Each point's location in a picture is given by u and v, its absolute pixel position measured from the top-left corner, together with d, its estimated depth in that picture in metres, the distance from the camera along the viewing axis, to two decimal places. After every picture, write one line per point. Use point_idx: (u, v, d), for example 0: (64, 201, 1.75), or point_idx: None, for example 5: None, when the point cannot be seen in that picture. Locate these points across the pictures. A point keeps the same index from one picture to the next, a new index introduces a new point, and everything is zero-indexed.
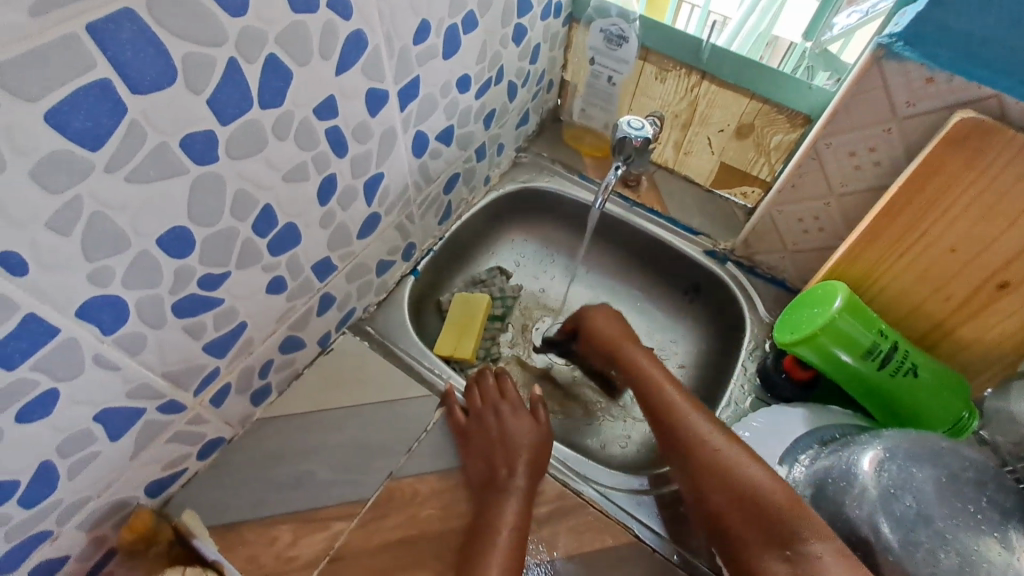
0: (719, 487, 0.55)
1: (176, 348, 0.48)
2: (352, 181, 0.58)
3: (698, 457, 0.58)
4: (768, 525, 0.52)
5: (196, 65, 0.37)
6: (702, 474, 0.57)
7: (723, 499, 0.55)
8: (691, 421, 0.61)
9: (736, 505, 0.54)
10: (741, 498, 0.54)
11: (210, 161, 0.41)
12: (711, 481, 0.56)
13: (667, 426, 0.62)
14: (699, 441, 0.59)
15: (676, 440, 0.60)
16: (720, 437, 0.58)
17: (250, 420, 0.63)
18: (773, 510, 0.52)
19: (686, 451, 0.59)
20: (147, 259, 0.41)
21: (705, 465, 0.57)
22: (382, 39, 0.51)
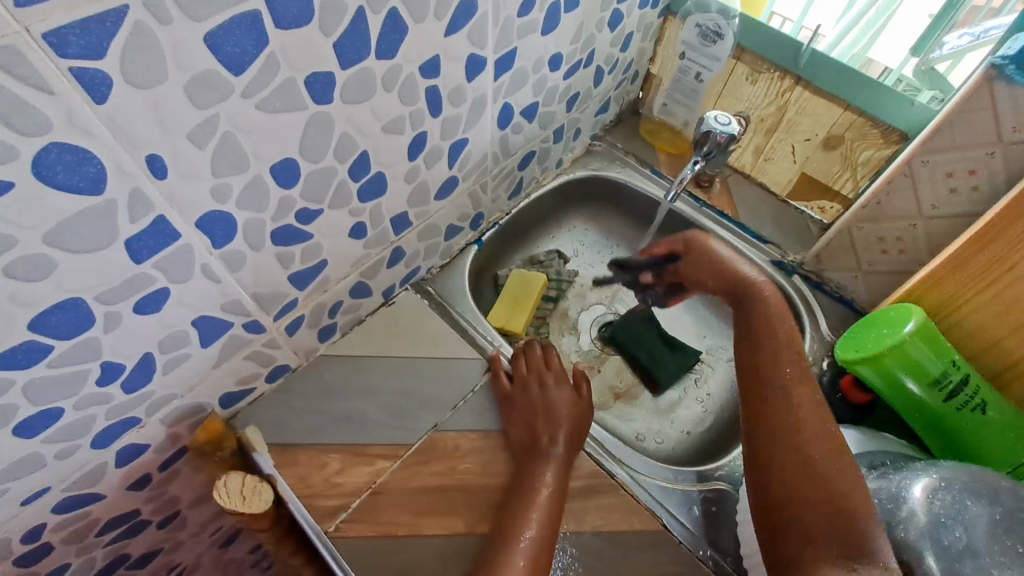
0: (804, 477, 0.53)
1: (267, 272, 0.52)
2: (440, 142, 0.61)
3: (794, 442, 0.56)
4: (845, 535, 0.49)
5: (331, 9, 0.40)
6: (790, 462, 0.54)
7: (809, 490, 0.52)
8: (797, 411, 0.58)
9: (818, 504, 0.51)
10: (823, 497, 0.52)
11: (326, 101, 0.45)
12: (797, 467, 0.54)
13: (773, 408, 0.59)
14: (801, 433, 0.56)
15: (775, 423, 0.57)
16: (824, 436, 0.56)
17: (314, 354, 0.67)
18: (855, 524, 0.50)
19: (779, 434, 0.56)
20: (259, 184, 0.45)
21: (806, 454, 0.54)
22: (491, 8, 0.54)
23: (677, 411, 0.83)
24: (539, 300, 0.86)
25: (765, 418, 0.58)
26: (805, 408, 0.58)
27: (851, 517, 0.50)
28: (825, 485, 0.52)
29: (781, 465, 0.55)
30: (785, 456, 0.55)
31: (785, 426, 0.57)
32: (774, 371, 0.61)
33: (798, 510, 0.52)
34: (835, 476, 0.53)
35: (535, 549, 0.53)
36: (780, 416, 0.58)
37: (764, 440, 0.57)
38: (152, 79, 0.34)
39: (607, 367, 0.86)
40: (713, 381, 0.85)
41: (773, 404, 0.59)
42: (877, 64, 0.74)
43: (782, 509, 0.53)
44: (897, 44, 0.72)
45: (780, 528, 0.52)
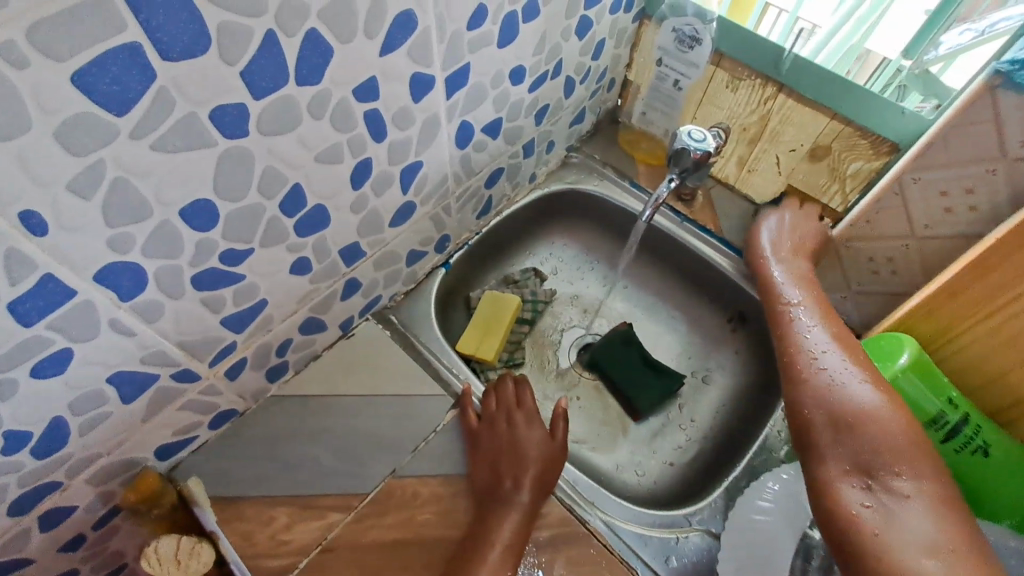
0: (837, 393, 0.52)
1: (195, 319, 0.48)
2: (388, 167, 0.56)
3: (805, 365, 0.56)
4: (884, 455, 0.49)
5: (232, 35, 0.35)
6: (819, 381, 0.54)
7: (819, 409, 0.53)
8: (802, 323, 0.60)
9: (847, 424, 0.51)
10: (834, 410, 0.52)
11: (240, 135, 0.40)
12: (811, 388, 0.54)
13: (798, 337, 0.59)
14: (808, 346, 0.57)
15: (799, 344, 0.58)
16: (843, 352, 0.55)
17: (263, 396, 0.63)
18: (892, 445, 0.49)
19: (791, 353, 0.58)
20: (169, 230, 0.40)
21: (814, 374, 0.55)
22: (434, 22, 0.49)
23: (658, 440, 0.78)
24: (512, 324, 0.81)
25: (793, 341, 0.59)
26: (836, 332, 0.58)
27: (890, 434, 0.49)
28: (850, 400, 0.52)
29: (809, 385, 0.54)
30: (813, 375, 0.55)
31: (802, 351, 0.57)
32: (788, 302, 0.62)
33: (829, 430, 0.51)
34: (867, 390, 0.52)
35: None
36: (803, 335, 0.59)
37: (794, 360, 0.57)
38: (10, 127, 0.30)
39: (586, 393, 0.82)
40: (699, 408, 0.80)
41: (799, 330, 0.59)
42: (875, 56, 0.69)
43: (814, 424, 0.52)
44: (895, 35, 0.67)
45: (812, 447, 0.52)
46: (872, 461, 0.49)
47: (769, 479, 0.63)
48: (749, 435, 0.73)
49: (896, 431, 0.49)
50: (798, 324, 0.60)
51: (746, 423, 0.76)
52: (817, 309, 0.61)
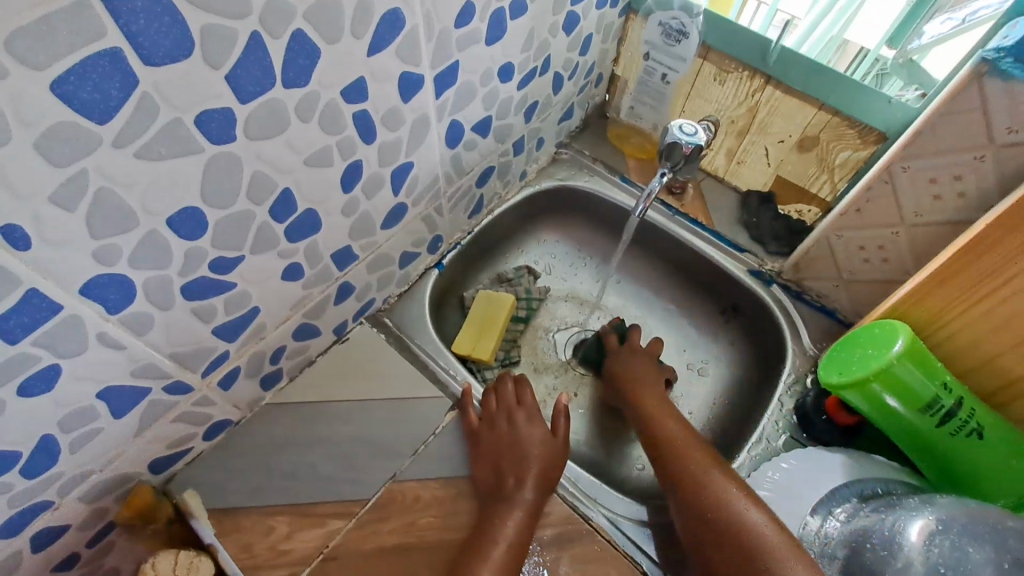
0: (701, 510, 0.55)
1: (185, 330, 0.47)
2: (378, 169, 0.55)
3: (681, 486, 0.58)
4: (758, 556, 0.50)
5: (216, 38, 0.34)
6: (690, 493, 0.56)
7: (705, 531, 0.54)
8: (675, 434, 0.63)
9: (718, 529, 0.53)
10: (716, 533, 0.53)
11: (227, 140, 0.39)
12: (695, 511, 0.55)
13: (666, 449, 0.62)
14: (688, 461, 0.59)
15: (667, 460, 0.61)
16: (713, 463, 0.58)
17: (258, 404, 0.62)
18: (760, 540, 0.51)
19: (669, 473, 0.60)
20: (157, 239, 0.40)
21: (691, 494, 0.56)
22: (421, 21, 0.48)
23: None
24: (507, 322, 0.81)
25: (661, 462, 0.61)
26: (688, 438, 0.62)
27: (755, 530, 0.52)
28: (730, 516, 0.53)
29: (680, 504, 0.57)
30: (684, 486, 0.57)
31: (676, 458, 0.60)
32: (654, 423, 0.65)
33: (712, 542, 0.53)
34: (724, 492, 0.55)
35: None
36: (666, 449, 0.62)
37: (668, 487, 0.59)
38: None
39: (584, 389, 0.82)
40: (695, 400, 0.80)
41: (663, 450, 0.62)
42: (852, 46, 0.69)
43: (705, 547, 0.54)
44: (873, 25, 0.67)
45: (713, 572, 0.53)
46: (754, 566, 0.50)
47: (769, 470, 0.61)
48: (747, 425, 0.74)
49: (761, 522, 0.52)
50: (665, 435, 0.63)
51: (743, 413, 0.76)
52: (669, 418, 0.65)
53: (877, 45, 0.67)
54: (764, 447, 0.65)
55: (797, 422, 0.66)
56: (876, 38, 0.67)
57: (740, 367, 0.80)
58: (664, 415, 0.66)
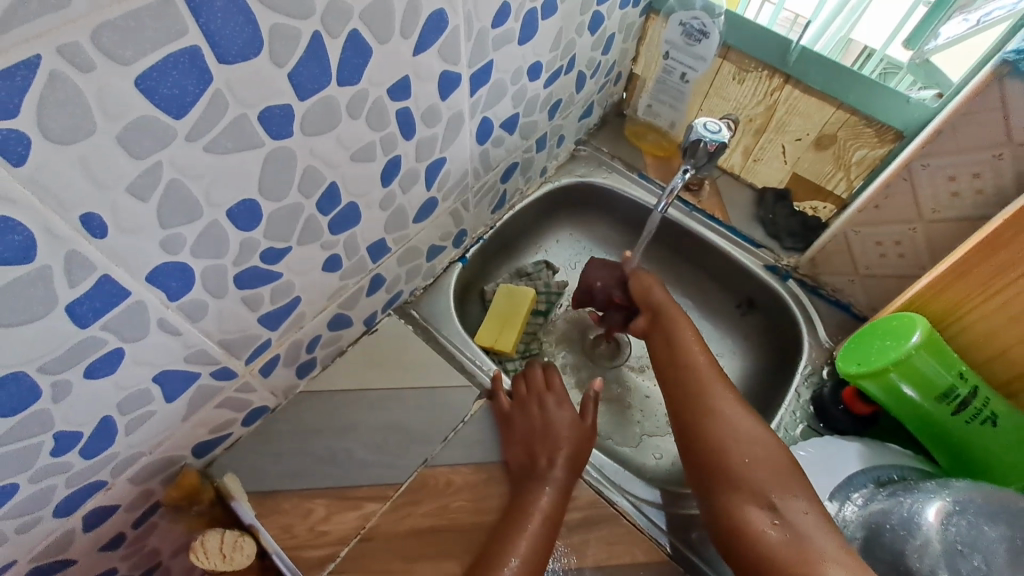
0: (721, 434, 0.58)
1: (232, 317, 0.49)
2: (415, 164, 0.57)
3: (703, 400, 0.60)
4: (767, 480, 0.54)
5: (283, 38, 0.36)
6: (707, 419, 0.59)
7: (729, 443, 0.57)
8: (696, 352, 0.65)
9: (737, 448, 0.56)
10: (741, 446, 0.56)
11: (285, 135, 0.41)
12: (721, 424, 0.58)
13: (688, 376, 0.63)
14: (709, 381, 0.62)
15: (692, 382, 0.62)
16: (727, 389, 0.61)
17: (293, 392, 0.64)
18: (769, 467, 0.55)
19: (693, 386, 0.62)
20: (217, 229, 0.42)
21: (713, 408, 0.59)
22: (462, 21, 0.50)
23: None
24: (528, 315, 0.83)
25: (682, 390, 0.62)
26: (708, 370, 0.63)
27: (766, 454, 0.56)
28: (749, 435, 0.57)
29: (694, 426, 0.59)
30: (701, 416, 0.59)
31: (698, 386, 0.62)
32: (683, 346, 0.65)
33: (722, 460, 0.56)
34: (738, 421, 0.58)
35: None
36: (688, 374, 0.63)
37: (687, 410, 0.61)
38: (76, 132, 0.30)
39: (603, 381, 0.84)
40: None
41: (689, 374, 0.63)
42: (857, 45, 0.72)
43: (711, 462, 0.57)
44: (880, 23, 0.70)
45: (714, 482, 0.56)
46: (760, 488, 0.54)
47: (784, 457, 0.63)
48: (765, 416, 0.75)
49: (772, 447, 0.56)
50: (686, 360, 0.64)
51: (760, 405, 0.78)
52: (696, 345, 0.66)
53: (881, 46, 0.70)
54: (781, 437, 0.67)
55: (814, 411, 0.68)
56: (880, 39, 0.70)
57: (756, 360, 0.82)
58: (689, 339, 0.66)
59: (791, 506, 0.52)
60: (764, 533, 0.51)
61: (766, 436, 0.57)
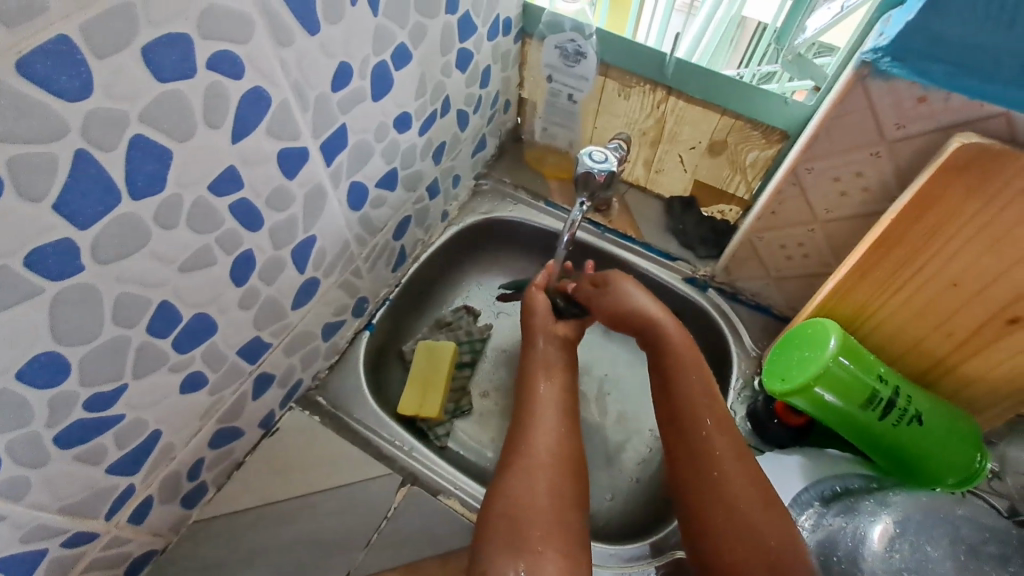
0: (727, 519, 0.48)
1: (68, 480, 0.41)
2: (275, 252, 0.50)
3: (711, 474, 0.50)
4: None
5: (30, 168, 0.30)
6: (713, 498, 0.49)
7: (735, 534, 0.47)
8: (705, 405, 0.54)
9: (745, 539, 0.46)
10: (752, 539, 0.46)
11: (74, 272, 0.34)
12: (727, 511, 0.48)
13: (693, 440, 0.52)
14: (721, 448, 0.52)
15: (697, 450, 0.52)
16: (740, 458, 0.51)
17: (185, 524, 0.57)
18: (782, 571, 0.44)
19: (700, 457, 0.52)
20: (9, 400, 0.34)
21: (721, 484, 0.50)
22: (291, 93, 0.43)
23: (621, 459, 0.74)
24: (451, 373, 0.76)
25: (688, 457, 0.52)
26: (720, 433, 0.53)
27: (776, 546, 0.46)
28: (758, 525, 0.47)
29: (701, 503, 0.50)
30: (705, 493, 0.50)
31: (702, 454, 0.51)
32: (688, 399, 0.54)
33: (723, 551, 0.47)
34: (748, 501, 0.48)
35: (559, 470, 0.51)
36: (690, 438, 0.53)
37: (693, 487, 0.51)
38: None
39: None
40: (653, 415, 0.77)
41: (694, 438, 0.53)
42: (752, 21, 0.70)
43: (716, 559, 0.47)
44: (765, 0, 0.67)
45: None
46: None
47: None
48: None
49: (774, 537, 0.46)
50: (688, 421, 0.54)
51: None
52: (705, 396, 0.55)
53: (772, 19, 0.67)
54: None
55: (752, 428, 0.66)
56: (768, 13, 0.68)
57: None
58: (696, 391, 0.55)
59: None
60: None
61: (779, 520, 0.47)
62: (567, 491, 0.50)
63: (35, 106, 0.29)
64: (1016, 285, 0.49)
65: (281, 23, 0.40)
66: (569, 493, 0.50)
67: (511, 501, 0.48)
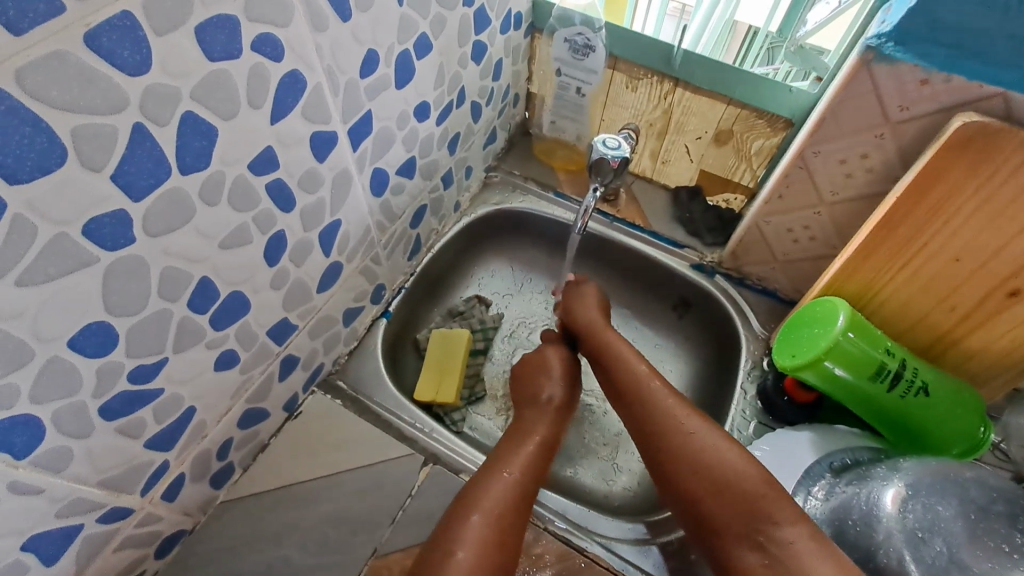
0: (695, 480, 0.50)
1: (110, 452, 0.42)
2: (304, 234, 0.52)
3: (664, 438, 0.53)
4: (741, 510, 0.47)
5: (92, 138, 0.31)
6: (677, 458, 0.51)
7: (699, 482, 0.50)
8: (646, 382, 0.58)
9: (705, 486, 0.49)
10: (712, 479, 0.49)
11: (125, 243, 0.35)
12: (687, 464, 0.51)
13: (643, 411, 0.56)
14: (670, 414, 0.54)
15: (650, 424, 0.55)
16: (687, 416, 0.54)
17: (213, 505, 0.58)
18: (742, 495, 0.47)
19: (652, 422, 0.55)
20: (60, 367, 0.35)
21: (668, 445, 0.52)
22: (324, 78, 0.45)
23: (633, 440, 0.76)
24: (466, 359, 0.77)
25: (640, 426, 0.56)
26: (666, 398, 0.56)
27: (756, 491, 0.47)
28: (711, 465, 0.50)
29: (677, 467, 0.51)
30: (671, 454, 0.52)
31: (662, 420, 0.54)
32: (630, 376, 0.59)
33: (703, 507, 0.49)
34: (712, 449, 0.50)
35: (508, 500, 0.51)
36: (648, 408, 0.56)
37: (651, 452, 0.54)
38: None
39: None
40: None
41: (639, 406, 0.56)
42: (742, 25, 0.73)
43: (693, 511, 0.50)
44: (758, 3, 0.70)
45: (706, 532, 0.49)
46: (745, 526, 0.46)
47: None
48: (716, 414, 0.73)
49: (733, 472, 0.49)
50: (639, 398, 0.57)
51: (709, 403, 0.76)
52: (652, 373, 0.59)
53: (763, 24, 0.71)
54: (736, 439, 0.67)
55: (763, 407, 0.68)
56: (761, 16, 0.71)
57: (700, 359, 0.81)
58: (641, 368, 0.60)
59: (777, 538, 0.44)
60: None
61: (741, 460, 0.49)
62: (508, 528, 0.49)
63: (99, 79, 0.30)
64: (1016, 258, 0.51)
65: (317, 8, 0.41)
66: (506, 523, 0.49)
67: (469, 512, 0.49)
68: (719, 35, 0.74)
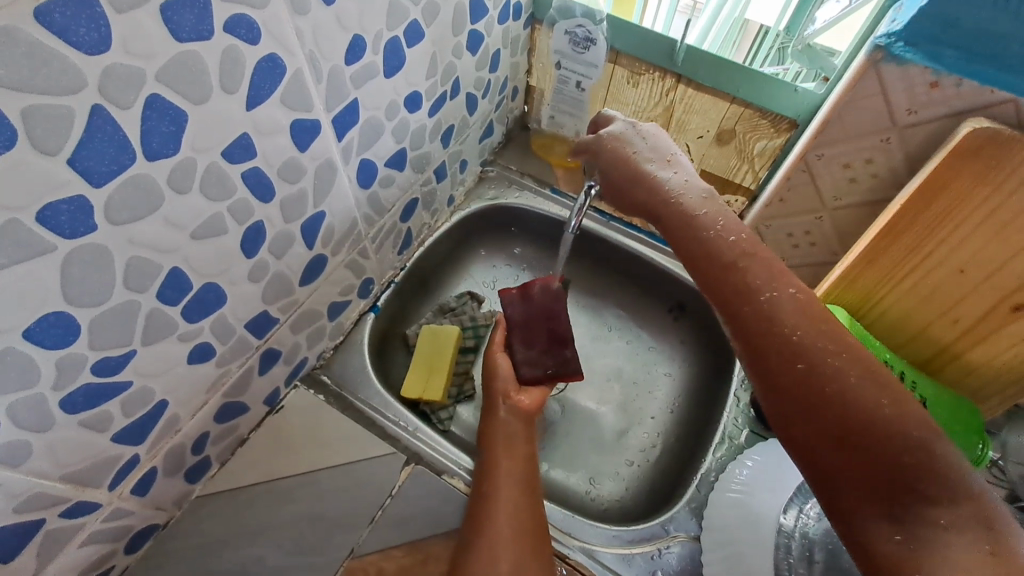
0: (818, 420, 0.41)
1: (74, 446, 0.41)
2: (284, 226, 0.50)
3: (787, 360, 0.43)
4: (880, 472, 0.38)
5: (47, 121, 0.29)
6: (804, 391, 0.42)
7: (816, 427, 0.41)
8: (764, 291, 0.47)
9: (830, 431, 0.40)
10: (849, 420, 0.39)
11: (85, 232, 0.34)
12: (811, 402, 0.41)
13: (756, 327, 0.46)
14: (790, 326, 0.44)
15: (769, 347, 0.44)
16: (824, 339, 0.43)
17: (188, 499, 0.57)
18: (885, 455, 0.38)
19: (768, 336, 0.45)
20: (15, 359, 0.34)
21: (786, 374, 0.43)
22: (305, 63, 0.43)
23: (624, 445, 0.74)
24: (455, 356, 0.75)
25: (754, 347, 0.46)
26: (789, 314, 0.45)
27: (904, 455, 0.37)
28: (848, 405, 0.40)
29: (802, 405, 0.42)
30: (797, 386, 0.42)
31: (783, 341, 0.44)
32: (740, 284, 0.48)
33: (824, 454, 0.40)
34: (853, 388, 0.40)
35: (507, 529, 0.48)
36: (765, 320, 0.45)
37: (766, 372, 0.44)
38: None
39: None
40: (654, 403, 0.78)
41: (749, 321, 0.46)
42: (753, 24, 0.70)
43: (811, 452, 0.41)
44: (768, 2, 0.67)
45: (827, 478, 0.40)
46: (885, 491, 0.37)
47: (739, 465, 0.63)
48: (705, 421, 0.72)
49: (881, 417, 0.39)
50: (754, 318, 0.46)
51: (699, 412, 0.74)
52: (772, 281, 0.47)
53: (773, 23, 0.68)
54: (727, 447, 0.66)
55: (755, 416, 0.68)
56: (772, 15, 0.68)
57: (693, 363, 0.79)
58: (759, 272, 0.48)
59: (922, 512, 0.36)
60: (888, 551, 0.36)
61: (889, 412, 0.39)
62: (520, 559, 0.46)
63: (52, 57, 0.28)
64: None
65: None
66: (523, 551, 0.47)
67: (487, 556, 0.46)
68: (727, 35, 0.72)
